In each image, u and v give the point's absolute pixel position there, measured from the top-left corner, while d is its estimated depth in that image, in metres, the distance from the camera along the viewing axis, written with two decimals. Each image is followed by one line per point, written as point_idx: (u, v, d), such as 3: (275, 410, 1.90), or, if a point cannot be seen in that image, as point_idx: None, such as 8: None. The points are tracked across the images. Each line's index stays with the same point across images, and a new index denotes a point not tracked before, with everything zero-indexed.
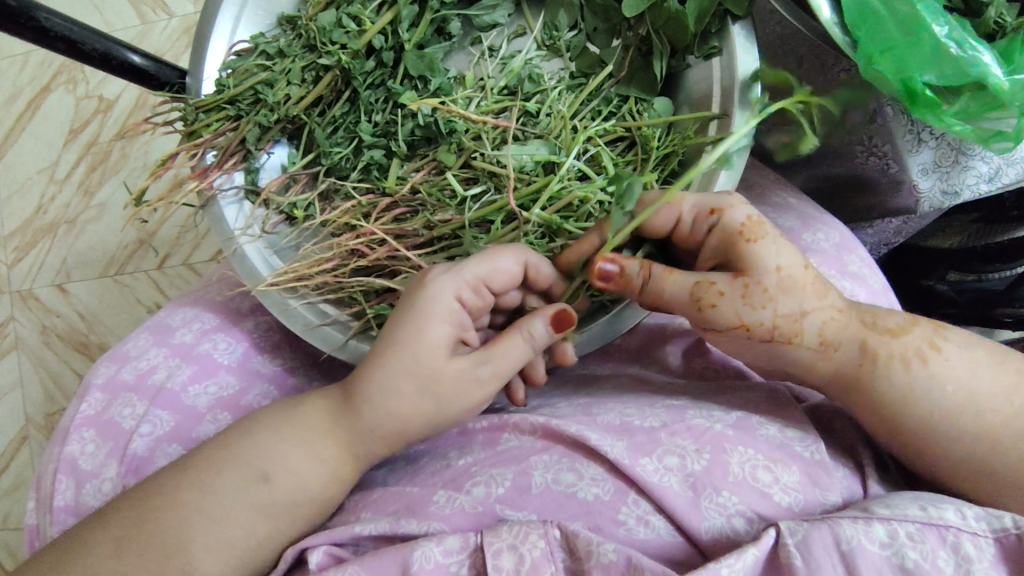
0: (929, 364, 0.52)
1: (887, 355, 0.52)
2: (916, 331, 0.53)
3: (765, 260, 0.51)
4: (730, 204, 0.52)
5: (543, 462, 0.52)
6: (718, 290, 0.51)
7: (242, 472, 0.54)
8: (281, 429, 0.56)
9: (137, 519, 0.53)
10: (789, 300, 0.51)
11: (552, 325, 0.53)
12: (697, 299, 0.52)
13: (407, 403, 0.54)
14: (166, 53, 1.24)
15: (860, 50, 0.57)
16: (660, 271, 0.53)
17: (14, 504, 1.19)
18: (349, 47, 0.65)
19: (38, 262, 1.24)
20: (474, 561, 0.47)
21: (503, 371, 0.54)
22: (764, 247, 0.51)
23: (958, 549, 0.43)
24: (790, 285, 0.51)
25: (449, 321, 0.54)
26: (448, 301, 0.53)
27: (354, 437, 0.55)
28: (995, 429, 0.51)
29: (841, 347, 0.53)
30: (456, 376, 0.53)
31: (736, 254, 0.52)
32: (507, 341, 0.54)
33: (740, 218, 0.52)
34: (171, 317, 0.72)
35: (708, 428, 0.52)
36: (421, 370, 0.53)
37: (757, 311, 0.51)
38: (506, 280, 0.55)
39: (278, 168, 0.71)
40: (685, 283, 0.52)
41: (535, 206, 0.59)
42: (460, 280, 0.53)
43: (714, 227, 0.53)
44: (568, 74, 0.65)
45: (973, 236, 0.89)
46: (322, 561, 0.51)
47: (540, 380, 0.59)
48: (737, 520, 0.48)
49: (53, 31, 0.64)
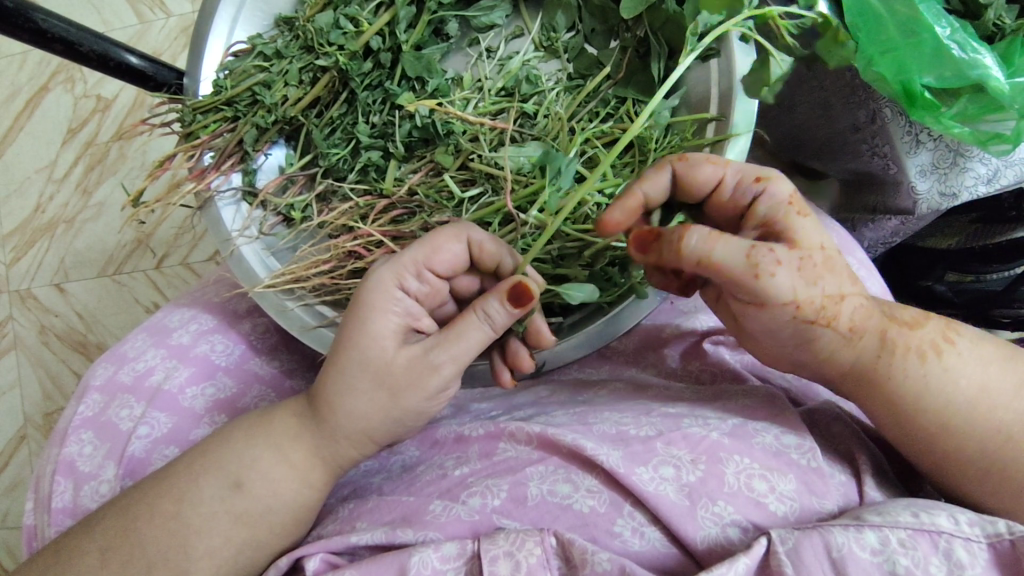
0: (944, 358, 0.52)
1: (905, 346, 0.52)
2: (930, 325, 0.53)
3: (813, 235, 0.49)
4: (777, 175, 0.51)
5: (538, 473, 0.52)
6: (776, 259, 0.47)
7: (221, 481, 0.54)
8: (256, 438, 0.55)
9: (122, 529, 0.53)
10: (832, 278, 0.49)
11: (508, 301, 0.48)
12: (756, 266, 0.47)
13: (367, 402, 0.53)
14: (165, 52, 1.24)
15: (859, 53, 0.56)
16: (711, 230, 0.46)
17: (14, 502, 1.19)
18: (347, 48, 0.64)
19: (37, 261, 1.24)
20: (471, 567, 0.47)
21: (459, 355, 0.51)
22: (812, 223, 0.50)
23: (949, 554, 0.43)
24: (832, 264, 0.49)
25: (394, 312, 0.53)
26: (390, 292, 0.53)
27: (343, 450, 0.55)
28: (1005, 426, 0.51)
29: (865, 336, 0.52)
30: (408, 365, 0.52)
31: (784, 224, 0.49)
32: (461, 323, 0.51)
33: (786, 191, 0.50)
34: (169, 317, 0.72)
35: (705, 437, 0.52)
36: (369, 364, 0.52)
37: (809, 284, 0.48)
38: (449, 262, 0.53)
39: (275, 169, 0.71)
40: (740, 249, 0.46)
41: (533, 208, 0.57)
42: (398, 266, 0.53)
43: (760, 197, 0.50)
44: (566, 76, 0.66)
45: (972, 239, 0.88)
46: (319, 568, 0.51)
47: (527, 367, 0.57)
48: (731, 529, 0.48)
49: (50, 32, 0.64)
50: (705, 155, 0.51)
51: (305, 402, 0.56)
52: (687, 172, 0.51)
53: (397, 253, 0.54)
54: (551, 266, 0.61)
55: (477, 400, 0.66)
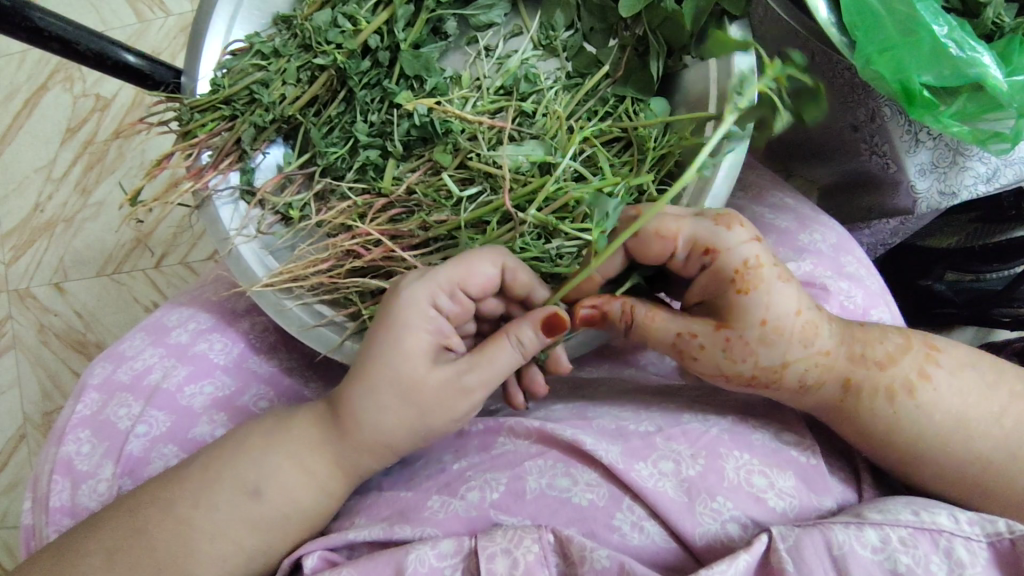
0: (917, 396, 0.51)
1: (871, 390, 0.51)
2: (905, 361, 0.52)
3: (754, 312, 0.49)
4: (728, 244, 0.49)
5: (537, 467, 0.52)
6: (699, 344, 0.50)
7: (235, 486, 0.54)
8: (274, 445, 0.55)
9: (126, 530, 0.53)
10: (772, 350, 0.50)
11: (542, 330, 0.50)
12: (679, 348, 0.51)
13: (390, 414, 0.52)
14: (164, 51, 1.24)
15: (857, 53, 0.56)
16: (647, 308, 0.51)
17: (13, 501, 1.19)
18: (345, 47, 0.64)
19: (37, 260, 1.24)
20: (468, 565, 0.47)
21: (490, 379, 0.52)
22: (755, 297, 0.49)
23: (950, 554, 0.43)
24: (775, 336, 0.49)
25: (427, 330, 0.53)
26: (424, 312, 0.52)
27: (360, 459, 0.54)
28: (985, 451, 0.51)
29: (824, 384, 0.52)
30: (440, 386, 0.52)
31: (725, 300, 0.49)
32: (493, 346, 0.51)
33: (734, 263, 0.49)
34: (167, 317, 0.72)
35: (704, 432, 0.52)
36: (400, 381, 0.52)
37: (740, 362, 0.50)
38: (483, 285, 0.54)
39: (273, 168, 0.70)
40: (666, 334, 0.51)
41: (531, 207, 0.58)
42: (434, 284, 0.52)
43: (705, 268, 0.50)
44: (565, 75, 0.65)
45: (971, 237, 0.89)
46: (317, 565, 0.51)
47: (540, 392, 0.57)
48: (731, 525, 0.47)
49: (47, 30, 0.63)
50: (655, 230, 0.49)
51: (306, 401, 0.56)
52: (637, 247, 0.51)
53: (432, 270, 0.53)
54: (549, 266, 0.61)
55: None
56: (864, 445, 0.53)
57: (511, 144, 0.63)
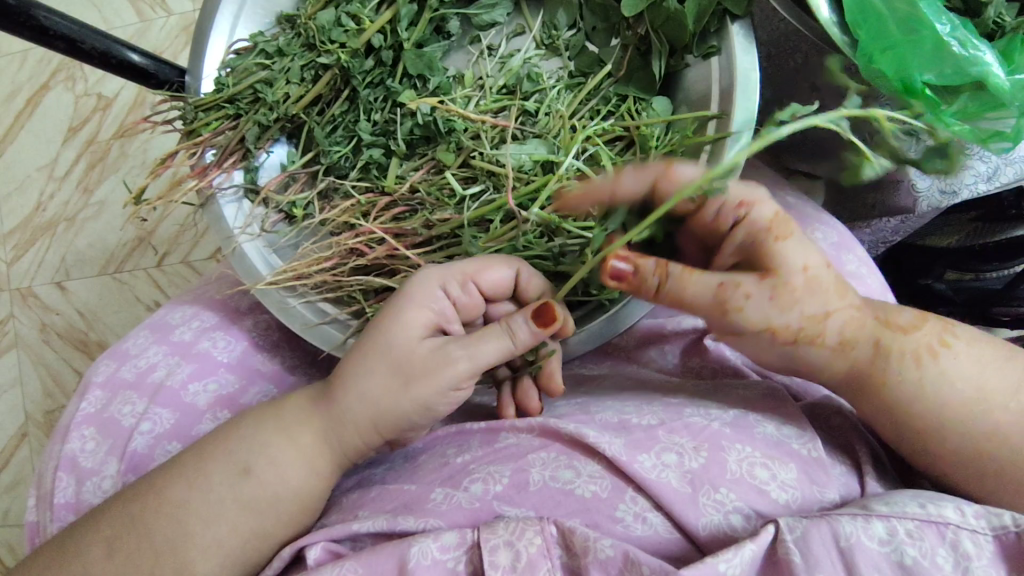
0: (939, 360, 0.52)
1: (898, 351, 0.52)
2: (926, 327, 0.53)
3: (793, 259, 0.50)
4: (758, 198, 0.51)
5: (540, 460, 0.53)
6: (745, 293, 0.50)
7: (227, 466, 0.54)
8: (265, 420, 0.57)
9: (132, 520, 0.54)
10: (813, 301, 0.51)
11: (533, 318, 0.51)
12: (723, 301, 0.50)
13: (375, 382, 0.54)
14: (166, 51, 1.24)
15: (858, 52, 0.57)
16: (682, 271, 0.50)
17: (14, 500, 1.19)
18: (348, 46, 0.65)
19: (38, 260, 1.24)
20: (471, 557, 0.47)
21: (478, 364, 0.52)
22: (791, 244, 0.51)
23: (955, 545, 0.43)
24: (814, 285, 0.51)
25: (430, 309, 0.54)
26: (433, 287, 0.55)
27: (342, 430, 0.55)
28: (1002, 426, 0.50)
29: (857, 345, 0.53)
30: (426, 356, 0.53)
31: (762, 252, 0.51)
32: (487, 330, 0.53)
33: (767, 215, 0.51)
34: (171, 314, 0.73)
35: (706, 425, 0.52)
36: (393, 352, 0.54)
37: (786, 310, 0.51)
38: (494, 283, 0.56)
39: (278, 166, 0.71)
40: (710, 287, 0.50)
41: (535, 204, 0.58)
42: (448, 271, 0.55)
43: (740, 222, 0.51)
44: (567, 74, 0.66)
45: (972, 236, 0.89)
46: (320, 557, 0.51)
47: (534, 410, 0.58)
48: (734, 516, 0.48)
49: (52, 30, 0.64)
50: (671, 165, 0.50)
51: (309, 395, 0.57)
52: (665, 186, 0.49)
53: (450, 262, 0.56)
54: (552, 264, 0.61)
55: (479, 394, 0.67)
56: (882, 420, 0.53)
57: (514, 143, 0.64)
